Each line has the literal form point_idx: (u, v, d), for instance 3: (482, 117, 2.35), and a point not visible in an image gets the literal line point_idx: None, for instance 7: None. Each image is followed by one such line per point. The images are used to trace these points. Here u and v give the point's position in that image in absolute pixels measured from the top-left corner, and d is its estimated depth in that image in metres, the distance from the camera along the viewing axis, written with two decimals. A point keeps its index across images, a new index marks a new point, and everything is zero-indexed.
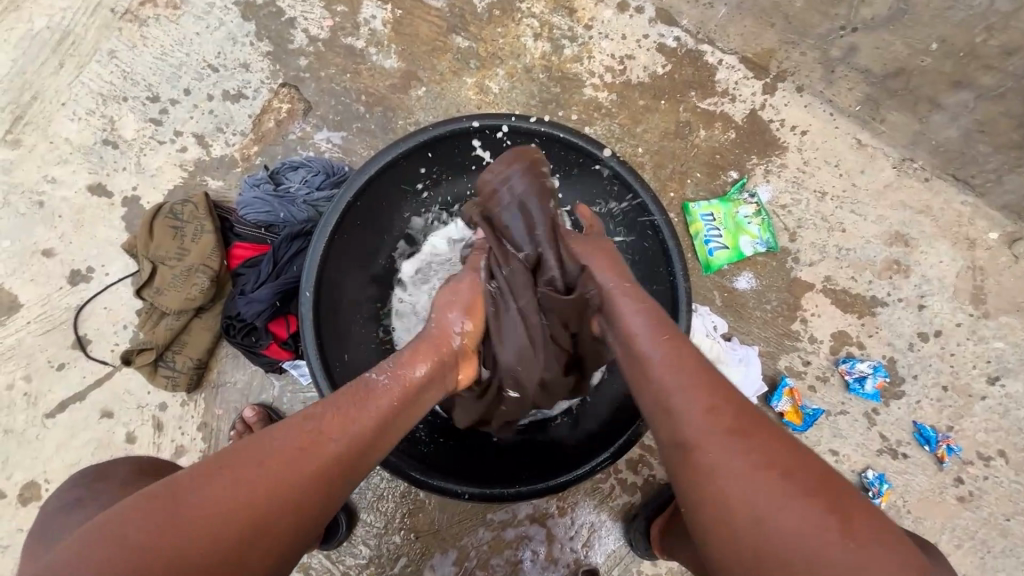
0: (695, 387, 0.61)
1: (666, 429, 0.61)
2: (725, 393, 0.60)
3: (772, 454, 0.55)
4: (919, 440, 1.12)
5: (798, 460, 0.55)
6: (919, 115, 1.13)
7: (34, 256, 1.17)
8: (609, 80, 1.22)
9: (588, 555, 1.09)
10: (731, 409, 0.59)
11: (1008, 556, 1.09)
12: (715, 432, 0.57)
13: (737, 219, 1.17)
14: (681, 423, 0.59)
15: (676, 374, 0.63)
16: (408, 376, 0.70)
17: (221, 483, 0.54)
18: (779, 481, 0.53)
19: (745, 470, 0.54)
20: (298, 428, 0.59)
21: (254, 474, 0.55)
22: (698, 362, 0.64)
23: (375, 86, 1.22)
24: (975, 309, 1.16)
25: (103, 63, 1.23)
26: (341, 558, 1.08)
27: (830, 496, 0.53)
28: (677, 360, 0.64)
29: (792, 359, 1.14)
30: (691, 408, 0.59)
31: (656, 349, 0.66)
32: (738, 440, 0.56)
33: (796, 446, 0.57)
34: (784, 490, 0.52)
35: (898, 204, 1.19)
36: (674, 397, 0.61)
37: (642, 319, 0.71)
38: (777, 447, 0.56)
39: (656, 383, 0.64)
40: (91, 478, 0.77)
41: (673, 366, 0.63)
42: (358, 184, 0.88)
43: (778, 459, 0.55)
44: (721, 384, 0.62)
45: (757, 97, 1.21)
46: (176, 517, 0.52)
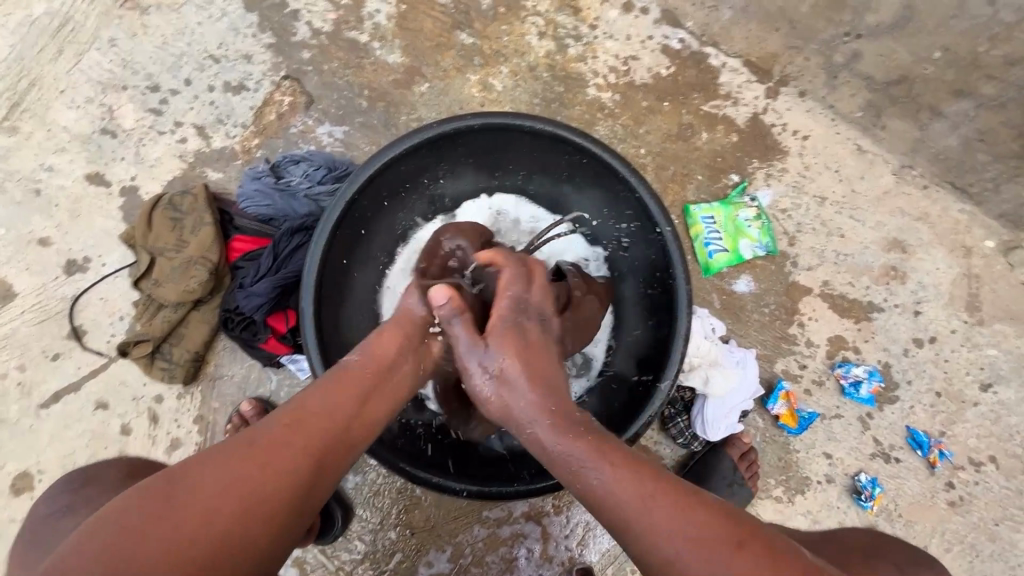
0: (653, 513, 0.54)
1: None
2: (684, 515, 0.53)
3: (749, 567, 0.50)
4: (912, 445, 1.13)
5: (777, 568, 0.50)
6: (920, 122, 1.14)
7: (30, 245, 1.16)
8: (613, 81, 1.22)
9: (583, 554, 1.09)
10: (691, 539, 0.52)
11: (995, 561, 1.11)
12: (691, 569, 0.51)
13: (737, 222, 1.17)
14: (651, 574, 0.53)
15: (627, 512, 0.55)
16: (380, 350, 0.71)
17: (224, 463, 0.55)
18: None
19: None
20: (284, 412, 0.60)
21: (251, 460, 0.55)
22: (640, 476, 0.57)
23: (378, 81, 1.21)
24: (969, 317, 1.17)
25: (102, 52, 1.22)
26: (336, 553, 1.08)
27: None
28: (621, 488, 0.56)
29: (788, 362, 1.15)
30: (654, 552, 0.53)
31: (600, 480, 0.57)
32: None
33: (771, 547, 0.51)
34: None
35: (896, 211, 1.19)
36: (637, 551, 0.54)
37: (574, 447, 0.61)
38: (755, 561, 0.50)
39: (612, 526, 0.56)
40: (77, 484, 0.78)
41: (621, 499, 0.55)
42: (360, 180, 0.87)
43: None
44: (672, 496, 0.55)
45: (760, 101, 1.21)
46: (164, 501, 0.51)
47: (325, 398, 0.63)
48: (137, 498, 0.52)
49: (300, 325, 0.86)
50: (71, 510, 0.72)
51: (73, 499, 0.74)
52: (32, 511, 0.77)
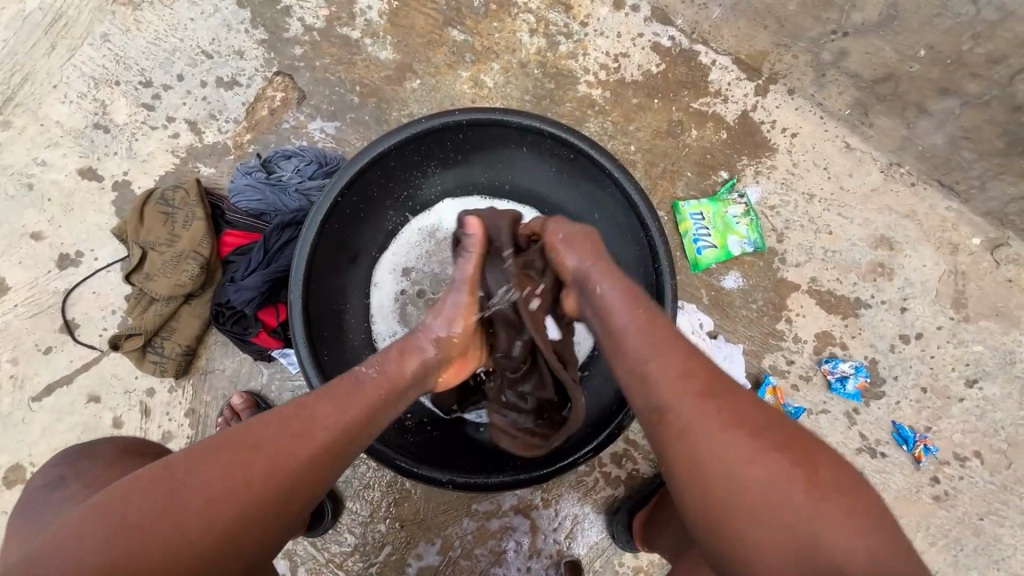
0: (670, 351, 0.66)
1: (644, 400, 0.65)
2: (695, 363, 0.65)
3: (738, 415, 0.60)
4: (897, 440, 1.14)
5: (765, 420, 0.61)
6: (907, 120, 1.15)
7: (23, 238, 1.17)
8: (603, 78, 1.23)
9: (571, 547, 1.10)
10: (702, 379, 0.63)
11: (979, 554, 1.12)
12: (689, 392, 0.62)
13: (726, 218, 1.18)
14: (660, 389, 0.63)
15: (656, 349, 0.66)
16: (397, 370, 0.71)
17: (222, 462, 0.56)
18: (750, 440, 0.58)
19: (717, 432, 0.59)
20: (283, 418, 0.61)
21: (247, 456, 0.57)
22: (671, 334, 0.68)
23: (370, 77, 1.22)
24: (955, 313, 1.18)
25: (95, 47, 1.23)
26: (326, 545, 1.09)
27: (799, 453, 0.58)
28: (647, 334, 0.68)
29: (776, 358, 1.16)
30: (667, 379, 0.64)
31: (628, 322, 0.69)
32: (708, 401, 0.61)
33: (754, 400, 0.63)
34: (756, 453, 0.58)
35: (883, 208, 1.20)
36: (654, 371, 0.65)
37: (625, 300, 0.71)
38: (748, 407, 0.62)
39: (633, 360, 0.67)
40: (75, 456, 0.75)
41: (646, 339, 0.67)
42: (349, 174, 0.88)
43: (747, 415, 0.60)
44: (692, 356, 0.66)
45: (749, 99, 1.22)
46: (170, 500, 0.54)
47: (327, 407, 0.63)
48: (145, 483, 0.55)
49: (288, 318, 0.86)
50: (66, 482, 0.71)
51: (68, 469, 0.72)
52: (30, 482, 0.74)
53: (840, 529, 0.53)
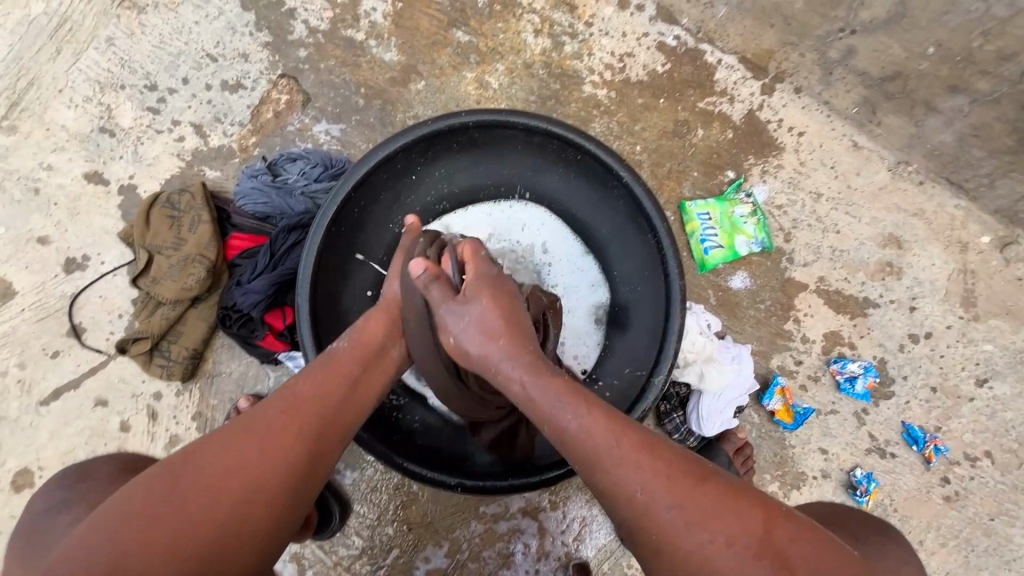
0: (622, 456, 0.59)
1: (614, 511, 0.59)
2: (652, 458, 0.59)
3: (716, 522, 0.55)
4: (907, 440, 1.13)
5: (734, 504, 0.56)
6: (915, 118, 1.14)
7: (30, 243, 1.17)
8: (609, 78, 1.22)
9: (579, 549, 1.10)
10: (663, 480, 0.57)
11: (991, 555, 1.11)
12: (658, 502, 0.56)
13: (733, 218, 1.18)
14: (623, 506, 0.58)
15: (606, 454, 0.59)
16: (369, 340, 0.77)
17: (222, 450, 0.60)
18: (726, 548, 0.54)
19: (694, 542, 0.55)
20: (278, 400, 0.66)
21: (243, 442, 0.61)
22: (619, 426, 0.61)
23: (374, 79, 1.22)
24: (965, 312, 1.17)
25: (100, 51, 1.23)
26: (334, 549, 1.09)
27: (774, 547, 0.54)
28: (597, 435, 0.60)
29: (784, 358, 1.15)
30: (628, 488, 0.57)
31: (578, 421, 0.62)
32: (680, 512, 0.56)
33: (726, 486, 0.58)
34: (736, 554, 0.54)
35: (892, 207, 1.20)
36: (611, 485, 0.59)
37: (548, 391, 0.65)
38: (714, 497, 0.57)
39: (590, 467, 0.60)
40: (71, 480, 0.72)
41: (599, 443, 0.60)
42: (356, 176, 0.88)
43: (723, 516, 0.55)
44: (646, 445, 0.60)
45: (756, 98, 1.21)
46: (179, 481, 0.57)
47: (316, 386, 0.69)
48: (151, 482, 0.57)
49: (296, 322, 0.86)
50: (70, 506, 0.67)
51: (72, 492, 0.69)
52: (26, 509, 0.70)
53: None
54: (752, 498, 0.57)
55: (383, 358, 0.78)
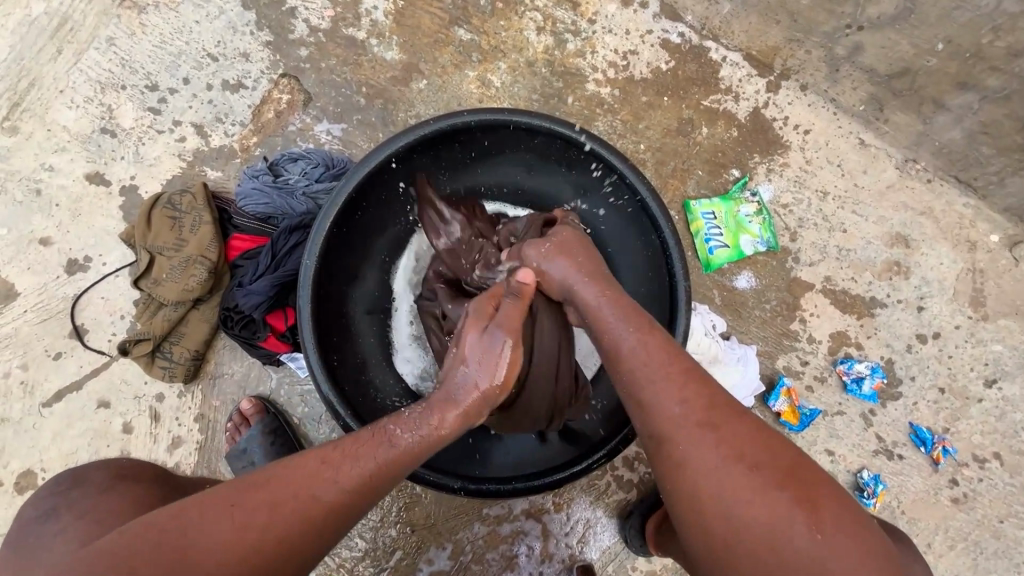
0: (669, 373, 0.62)
1: (643, 423, 0.62)
2: (696, 385, 0.61)
3: (745, 450, 0.56)
4: (915, 442, 1.12)
5: (767, 445, 0.57)
6: (923, 116, 1.12)
7: (31, 244, 1.17)
8: (612, 76, 1.21)
9: (583, 551, 1.09)
10: (702, 403, 0.60)
11: (1000, 558, 1.10)
12: (689, 422, 0.58)
13: (737, 217, 1.17)
14: (655, 415, 0.61)
15: (651, 370, 0.63)
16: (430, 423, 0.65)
17: (234, 510, 0.56)
18: (750, 473, 0.55)
19: (716, 464, 0.56)
20: (302, 468, 0.60)
21: (259, 500, 0.57)
22: (673, 351, 0.65)
23: (376, 78, 1.21)
24: (973, 312, 1.16)
25: (101, 50, 1.22)
26: (337, 550, 1.09)
27: (801, 484, 0.54)
28: (646, 353, 0.64)
29: (790, 359, 1.14)
30: (664, 403, 0.61)
31: (630, 340, 0.66)
32: (709, 432, 0.58)
33: (763, 428, 0.59)
34: (756, 480, 0.54)
35: (899, 205, 1.18)
36: (649, 397, 0.62)
37: (614, 307, 0.70)
38: (746, 433, 0.58)
39: (630, 380, 0.64)
40: (64, 486, 0.71)
41: (649, 358, 0.64)
42: (358, 177, 0.87)
43: (751, 448, 0.56)
44: (692, 373, 0.62)
45: (761, 96, 1.20)
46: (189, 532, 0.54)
47: (346, 463, 0.61)
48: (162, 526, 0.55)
49: (298, 325, 0.85)
50: (58, 515, 0.67)
51: (63, 498, 0.69)
52: (16, 516, 0.69)
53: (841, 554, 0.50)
54: (789, 451, 0.57)
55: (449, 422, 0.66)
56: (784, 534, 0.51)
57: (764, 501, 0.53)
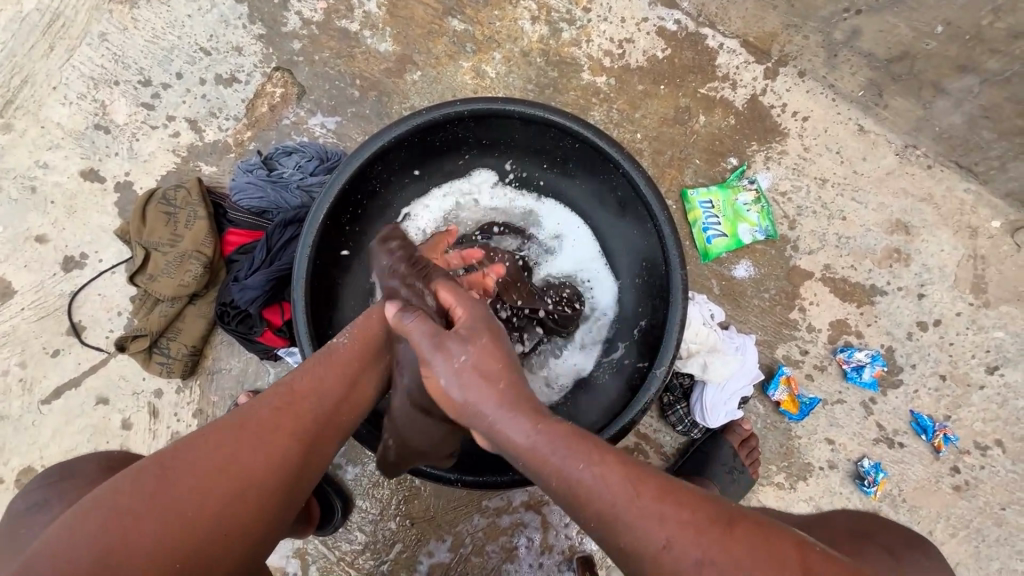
0: (643, 505, 0.52)
1: (636, 572, 0.52)
2: (674, 503, 0.52)
3: (755, 574, 0.49)
4: (916, 429, 1.11)
5: (770, 557, 0.50)
6: (923, 101, 1.11)
7: (27, 241, 1.17)
8: (607, 65, 1.20)
9: (583, 542, 1.09)
10: (689, 529, 0.51)
11: (1002, 545, 1.09)
12: (687, 562, 0.50)
13: (736, 206, 1.16)
14: (644, 562, 0.51)
15: (619, 506, 0.52)
16: (364, 337, 0.70)
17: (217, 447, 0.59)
18: None
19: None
20: (274, 393, 0.64)
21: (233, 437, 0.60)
22: (635, 473, 0.54)
23: (370, 70, 1.20)
24: (975, 299, 1.15)
25: (93, 46, 1.22)
26: (337, 544, 1.09)
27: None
28: (610, 485, 0.53)
29: (789, 348, 1.13)
30: (652, 545, 0.51)
31: (589, 473, 0.54)
32: (716, 572, 0.49)
33: (756, 533, 0.51)
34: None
35: (899, 191, 1.17)
36: (630, 538, 0.52)
37: (547, 436, 0.56)
38: (750, 556, 0.49)
39: (604, 526, 0.53)
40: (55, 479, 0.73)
41: (616, 493, 0.53)
42: (351, 168, 0.86)
43: (760, 569, 0.49)
44: (667, 490, 0.53)
45: (758, 83, 1.19)
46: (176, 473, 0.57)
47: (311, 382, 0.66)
48: (137, 474, 0.56)
49: (292, 319, 0.85)
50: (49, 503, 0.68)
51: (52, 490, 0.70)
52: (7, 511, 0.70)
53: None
54: (788, 542, 0.51)
55: (387, 348, 0.71)
56: None
57: None
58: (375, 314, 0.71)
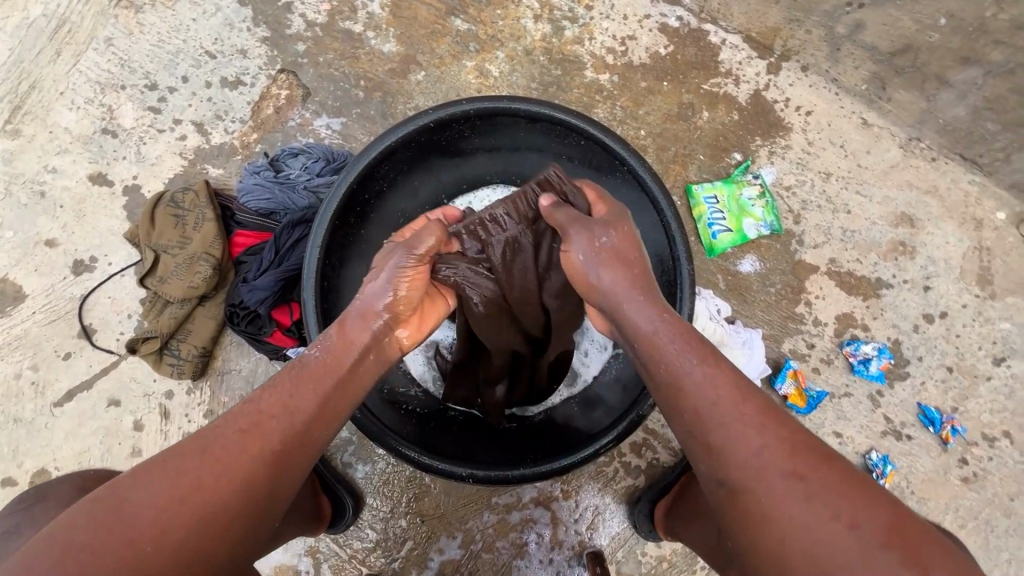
0: (743, 411, 0.58)
1: (710, 472, 0.58)
2: (775, 424, 0.57)
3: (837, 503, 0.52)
4: (923, 422, 1.12)
5: (860, 492, 0.53)
6: (926, 93, 1.11)
7: (37, 246, 1.18)
8: (610, 62, 1.20)
9: (593, 538, 1.10)
10: (784, 448, 0.55)
11: (1011, 536, 1.09)
12: (771, 470, 0.54)
13: (740, 201, 1.16)
14: (731, 464, 0.56)
15: (720, 409, 0.58)
16: (343, 345, 0.68)
17: (170, 478, 0.56)
18: (850, 532, 0.50)
19: (810, 522, 0.51)
20: (239, 415, 0.61)
21: (190, 462, 0.57)
22: (743, 389, 0.60)
23: (374, 71, 1.21)
24: (981, 291, 1.15)
25: (99, 51, 1.23)
26: (348, 541, 1.10)
27: (910, 542, 0.49)
28: (715, 389, 0.59)
29: (796, 342, 1.14)
30: (739, 450, 0.56)
31: (699, 376, 0.61)
32: (796, 483, 0.53)
33: (849, 474, 0.54)
34: (859, 544, 0.49)
35: (904, 184, 1.17)
36: (719, 438, 0.57)
37: (674, 335, 0.65)
38: (838, 483, 0.53)
39: (697, 422, 0.59)
40: (30, 501, 0.73)
41: (721, 399, 0.59)
42: (358, 169, 0.87)
43: (839, 498, 0.52)
44: (768, 411, 0.58)
45: (762, 78, 1.19)
46: (129, 507, 0.54)
47: (282, 398, 0.62)
48: (91, 507, 0.54)
49: (303, 318, 0.86)
50: (19, 530, 0.69)
51: (24, 515, 0.71)
52: None
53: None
54: (885, 498, 0.53)
55: (368, 354, 0.69)
56: None
57: (865, 562, 0.48)
58: (352, 318, 0.70)
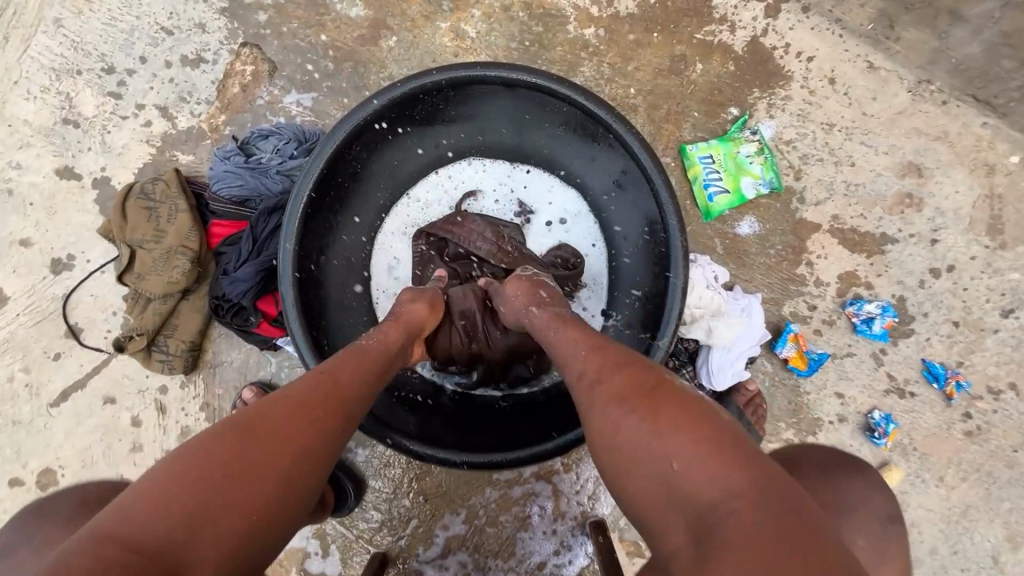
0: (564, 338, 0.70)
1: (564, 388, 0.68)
2: (587, 346, 0.67)
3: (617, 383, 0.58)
4: (928, 378, 1.09)
5: (639, 377, 0.58)
6: (938, 30, 1.03)
7: (12, 246, 1.14)
8: (596, 14, 1.12)
9: (595, 508, 1.11)
10: (588, 354, 0.66)
11: (1014, 486, 1.09)
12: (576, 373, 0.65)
13: (738, 159, 1.09)
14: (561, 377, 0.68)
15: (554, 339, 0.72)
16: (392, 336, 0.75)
17: (289, 412, 0.55)
18: (614, 402, 0.57)
19: (589, 405, 0.60)
20: (325, 371, 0.62)
21: (297, 402, 0.56)
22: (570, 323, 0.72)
23: (343, 39, 1.13)
24: (991, 241, 1.10)
25: (50, 34, 1.15)
26: (354, 523, 1.11)
27: (660, 404, 0.54)
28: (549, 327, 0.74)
29: (796, 305, 1.10)
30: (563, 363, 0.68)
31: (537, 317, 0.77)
32: (590, 376, 0.62)
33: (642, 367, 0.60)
34: (617, 408, 0.56)
35: (912, 132, 1.11)
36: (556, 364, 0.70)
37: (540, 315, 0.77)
38: (622, 373, 0.60)
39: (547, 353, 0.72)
40: (34, 511, 0.76)
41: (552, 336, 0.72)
42: (326, 152, 0.83)
43: (622, 378, 0.59)
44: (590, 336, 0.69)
45: (759, 22, 1.11)
46: (261, 437, 0.51)
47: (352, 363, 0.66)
48: (207, 445, 0.50)
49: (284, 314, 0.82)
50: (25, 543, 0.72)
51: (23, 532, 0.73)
52: None
53: (695, 465, 0.48)
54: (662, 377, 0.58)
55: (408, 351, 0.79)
56: (632, 444, 0.53)
57: (618, 421, 0.55)
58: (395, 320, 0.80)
